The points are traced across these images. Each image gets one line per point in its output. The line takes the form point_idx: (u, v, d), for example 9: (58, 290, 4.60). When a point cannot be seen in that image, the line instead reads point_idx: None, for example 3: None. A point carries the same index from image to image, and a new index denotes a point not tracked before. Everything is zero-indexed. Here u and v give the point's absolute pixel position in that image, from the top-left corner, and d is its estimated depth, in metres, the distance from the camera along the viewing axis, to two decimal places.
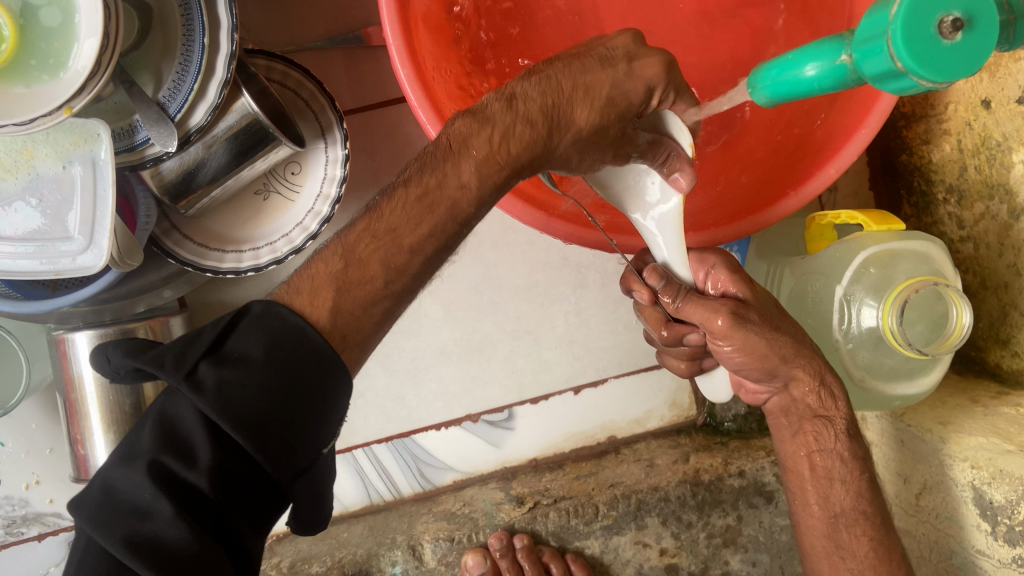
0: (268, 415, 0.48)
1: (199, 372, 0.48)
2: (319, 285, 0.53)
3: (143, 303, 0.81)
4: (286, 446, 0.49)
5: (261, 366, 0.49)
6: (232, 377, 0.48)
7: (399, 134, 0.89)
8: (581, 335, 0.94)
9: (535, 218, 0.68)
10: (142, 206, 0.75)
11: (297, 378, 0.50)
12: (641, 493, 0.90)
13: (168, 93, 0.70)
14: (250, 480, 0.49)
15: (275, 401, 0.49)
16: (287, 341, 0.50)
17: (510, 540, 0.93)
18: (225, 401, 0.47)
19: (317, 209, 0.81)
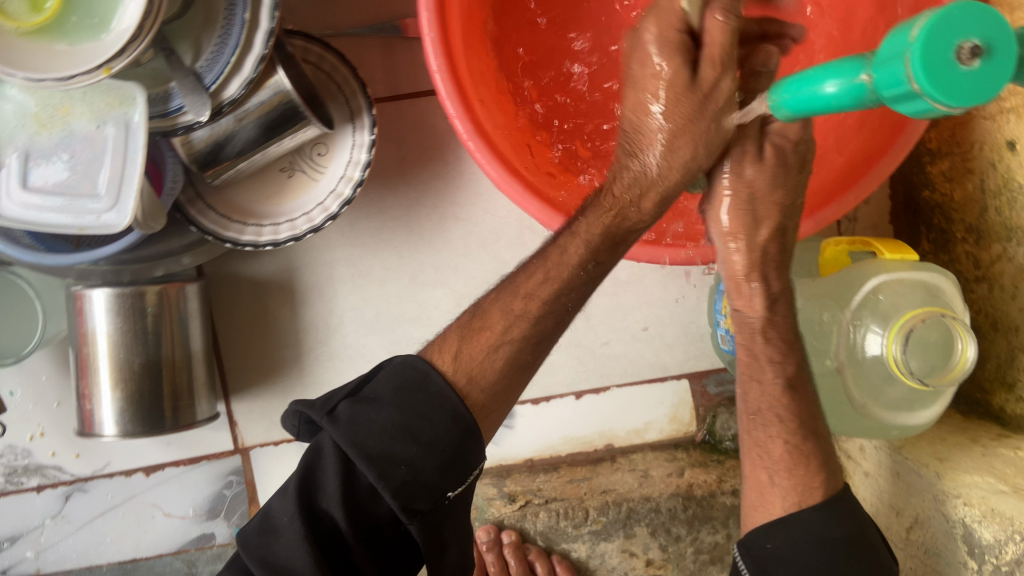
0: (391, 451, 0.54)
1: (340, 410, 0.57)
2: (448, 343, 0.61)
3: (161, 267, 0.82)
4: (405, 482, 0.54)
5: (389, 404, 0.56)
6: (363, 413, 0.56)
7: (427, 125, 0.90)
8: (588, 341, 0.95)
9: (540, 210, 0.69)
10: (170, 171, 0.76)
11: (417, 419, 0.56)
12: (632, 502, 0.91)
13: (206, 64, 0.72)
14: (381, 514, 0.55)
15: (400, 436, 0.55)
16: (413, 383, 0.58)
17: (498, 535, 0.96)
18: (357, 430, 0.55)
19: (339, 191, 0.82)
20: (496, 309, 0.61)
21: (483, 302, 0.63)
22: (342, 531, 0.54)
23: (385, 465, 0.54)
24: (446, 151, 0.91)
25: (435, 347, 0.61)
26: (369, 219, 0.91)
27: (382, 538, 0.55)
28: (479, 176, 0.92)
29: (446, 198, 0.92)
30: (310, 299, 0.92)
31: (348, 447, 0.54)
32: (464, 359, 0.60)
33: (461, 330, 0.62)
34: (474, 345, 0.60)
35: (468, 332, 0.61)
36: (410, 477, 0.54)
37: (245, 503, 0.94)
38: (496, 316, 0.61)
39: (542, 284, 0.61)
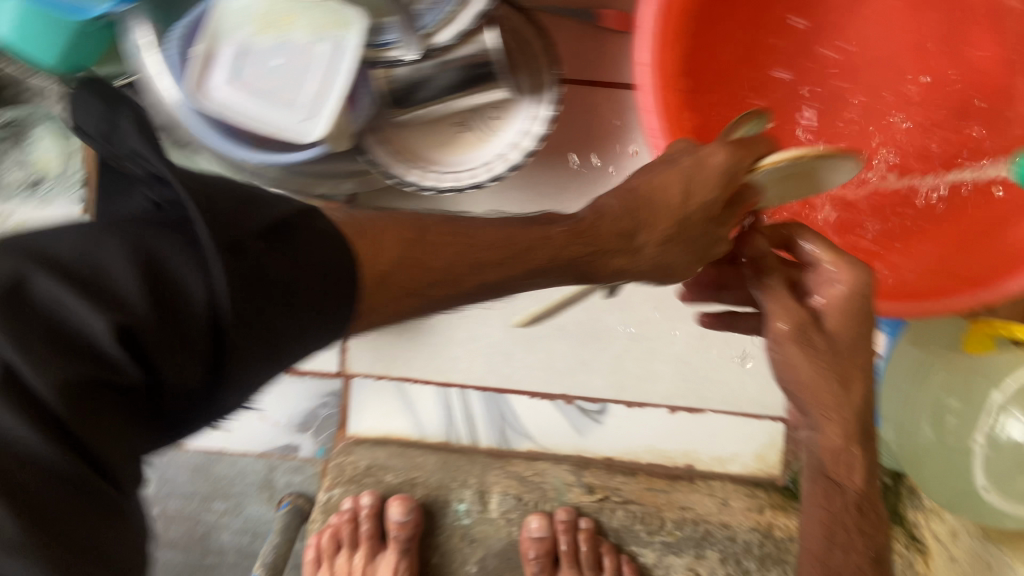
0: (263, 302, 0.37)
1: (248, 242, 0.38)
2: (386, 235, 0.50)
3: (322, 188, 0.86)
4: (241, 346, 0.37)
5: (316, 265, 0.41)
6: (103, 263, 0.35)
7: (597, 114, 0.92)
8: (696, 359, 0.96)
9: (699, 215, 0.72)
10: (363, 99, 0.77)
11: (294, 280, 0.39)
12: (709, 524, 0.95)
13: (426, 7, 0.75)
14: (100, 443, 0.34)
15: (266, 255, 0.39)
16: (328, 246, 0.42)
17: (575, 519, 0.98)
18: (253, 278, 0.37)
19: (508, 156, 0.83)
20: (442, 257, 0.53)
21: (432, 228, 0.55)
22: (102, 355, 0.33)
23: (219, 300, 0.36)
24: (609, 143, 0.93)
25: (355, 229, 0.48)
26: (519, 190, 0.94)
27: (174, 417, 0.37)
28: (634, 175, 0.93)
29: (597, 189, 0.94)
30: None
31: (52, 264, 0.34)
32: (397, 271, 0.49)
33: (402, 239, 0.51)
34: (408, 272, 0.50)
35: (417, 252, 0.51)
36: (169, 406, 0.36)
37: (334, 426, 0.98)
38: (386, 226, 0.51)
39: (463, 264, 0.54)
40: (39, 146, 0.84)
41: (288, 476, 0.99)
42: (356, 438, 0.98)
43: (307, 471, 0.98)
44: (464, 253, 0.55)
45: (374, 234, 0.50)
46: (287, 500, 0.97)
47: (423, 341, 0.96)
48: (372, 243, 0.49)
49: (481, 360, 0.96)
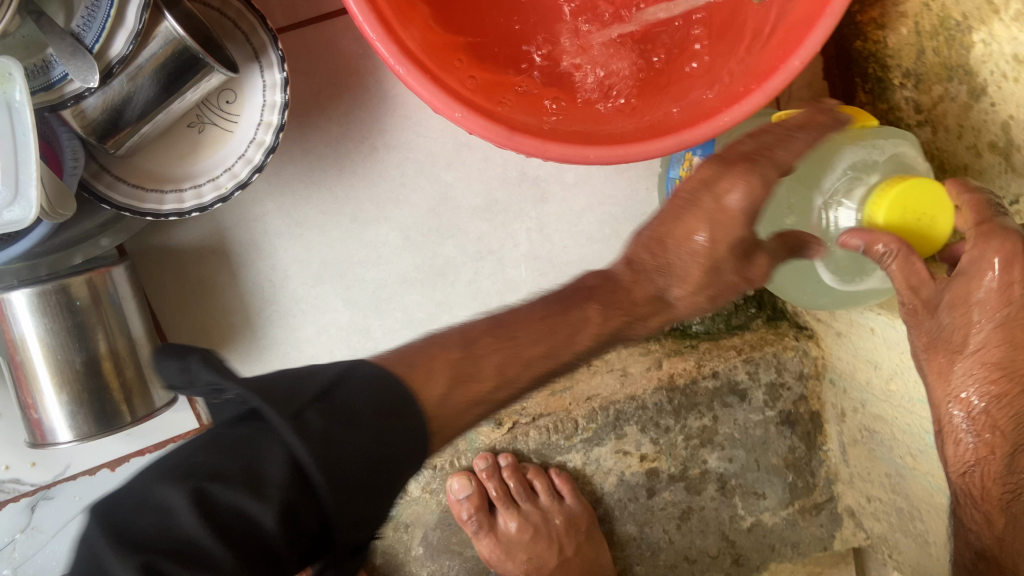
0: (362, 480, 0.46)
1: (305, 414, 0.45)
2: (436, 369, 0.55)
3: (81, 254, 0.76)
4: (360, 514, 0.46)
5: (366, 432, 0.47)
6: (336, 430, 0.46)
7: (336, 50, 0.82)
8: (545, 251, 0.94)
9: (451, 108, 0.62)
10: (66, 149, 0.69)
11: (391, 450, 0.48)
12: (618, 403, 0.84)
13: (82, 24, 0.64)
14: (355, 454, 0.45)
15: (367, 397, 0.49)
16: (337, 416, 0.46)
17: (495, 460, 0.85)
18: (327, 450, 0.44)
19: (260, 139, 0.76)
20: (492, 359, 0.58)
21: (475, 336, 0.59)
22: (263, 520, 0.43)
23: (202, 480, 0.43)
24: (365, 76, 0.84)
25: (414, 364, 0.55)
26: (296, 163, 0.85)
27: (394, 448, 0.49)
28: (404, 98, 0.86)
29: (372, 126, 0.86)
30: (248, 259, 0.86)
31: (165, 471, 0.44)
32: (451, 408, 0.54)
33: (455, 358, 0.57)
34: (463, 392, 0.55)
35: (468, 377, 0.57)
36: (357, 427, 0.47)
37: None
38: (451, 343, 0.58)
39: None
40: None
41: None
42: None
43: None
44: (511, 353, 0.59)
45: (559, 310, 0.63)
46: None
47: (273, 354, 0.90)
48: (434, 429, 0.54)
49: (341, 346, 0.92)
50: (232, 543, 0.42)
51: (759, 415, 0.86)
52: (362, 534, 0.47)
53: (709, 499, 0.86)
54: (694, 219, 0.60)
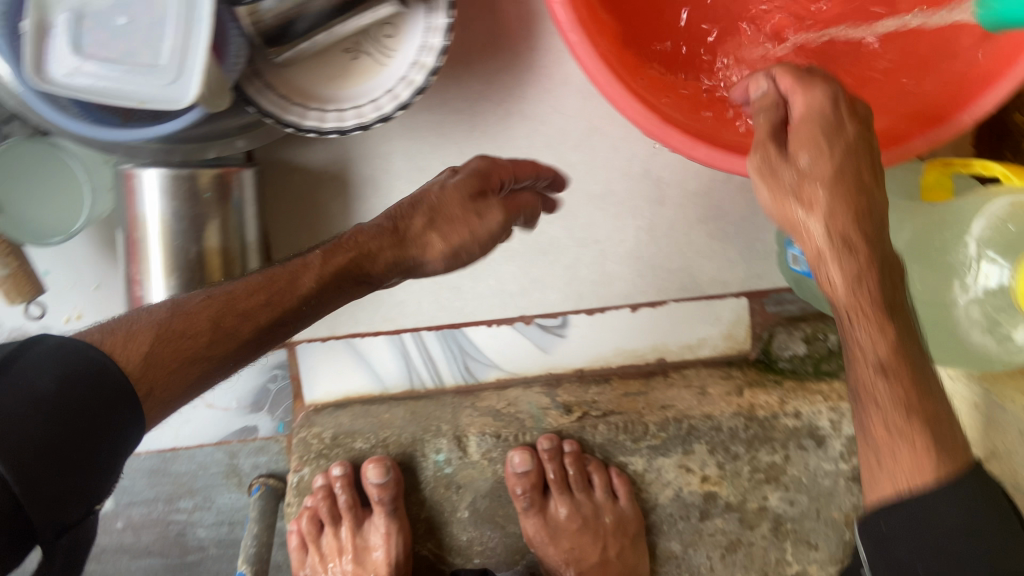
0: (43, 457, 0.49)
1: None
2: (136, 333, 0.56)
3: (214, 150, 0.76)
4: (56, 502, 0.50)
5: (46, 406, 0.50)
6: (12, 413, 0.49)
7: (497, 9, 0.83)
8: (649, 253, 0.92)
9: (611, 84, 0.63)
10: (232, 46, 0.68)
11: (79, 429, 0.51)
12: (693, 419, 0.82)
13: None
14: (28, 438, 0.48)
15: (81, 382, 0.52)
16: (36, 403, 0.49)
17: (559, 444, 0.84)
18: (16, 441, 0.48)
19: (411, 78, 0.76)
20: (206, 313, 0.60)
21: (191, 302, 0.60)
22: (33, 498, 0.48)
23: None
24: (518, 40, 0.84)
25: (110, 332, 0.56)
26: (430, 110, 0.86)
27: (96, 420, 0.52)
28: (550, 70, 0.86)
29: (511, 91, 0.86)
30: (364, 193, 0.87)
31: None
32: (153, 366, 0.56)
33: (159, 330, 0.58)
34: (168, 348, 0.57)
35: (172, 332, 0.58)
36: (43, 414, 0.50)
37: (289, 399, 0.92)
38: (208, 307, 0.60)
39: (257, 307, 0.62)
40: None
41: (251, 459, 0.93)
42: (315, 406, 0.92)
43: (271, 449, 0.93)
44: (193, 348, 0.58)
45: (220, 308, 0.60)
46: (256, 484, 0.91)
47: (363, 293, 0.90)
48: (150, 368, 0.56)
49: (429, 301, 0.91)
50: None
51: (832, 465, 0.84)
52: (73, 514, 0.52)
53: (760, 536, 0.85)
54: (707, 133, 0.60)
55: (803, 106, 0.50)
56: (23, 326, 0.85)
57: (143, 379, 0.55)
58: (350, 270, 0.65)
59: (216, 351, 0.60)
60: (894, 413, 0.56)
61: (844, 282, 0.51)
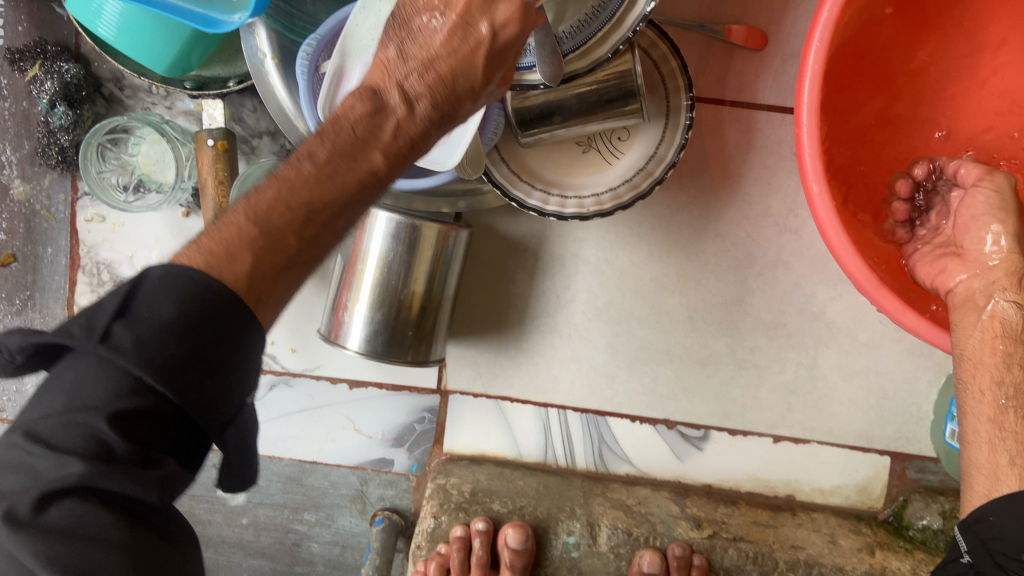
0: (182, 373, 0.45)
1: (113, 334, 0.44)
2: (237, 245, 0.47)
3: (438, 206, 0.84)
4: (212, 399, 0.47)
5: (176, 324, 0.45)
6: (147, 335, 0.44)
7: (717, 134, 0.88)
8: (804, 389, 0.93)
9: (839, 235, 0.67)
10: (493, 122, 0.76)
11: (218, 331, 0.46)
12: (824, 567, 0.88)
13: (569, 31, 0.68)
14: (172, 358, 0.44)
15: (199, 294, 0.45)
16: (195, 303, 0.45)
17: (690, 555, 0.89)
18: (146, 356, 0.44)
19: (635, 183, 0.81)
20: (287, 225, 0.48)
21: (284, 187, 0.49)
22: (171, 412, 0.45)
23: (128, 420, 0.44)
24: (730, 166, 0.89)
25: (206, 238, 0.48)
26: (631, 210, 0.90)
27: (226, 326, 0.46)
28: (753, 200, 0.90)
29: (711, 210, 0.90)
30: (549, 270, 0.92)
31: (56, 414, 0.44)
32: (263, 274, 0.47)
33: (252, 239, 0.47)
34: (230, 239, 0.47)
35: (264, 217, 0.48)
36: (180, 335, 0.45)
37: (430, 442, 0.95)
38: (275, 191, 0.49)
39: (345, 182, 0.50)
40: (141, 148, 0.83)
41: (379, 491, 0.96)
42: (451, 454, 0.96)
43: (400, 485, 0.96)
44: (289, 198, 0.48)
45: (310, 177, 0.49)
46: (380, 516, 0.95)
47: (524, 360, 0.94)
48: (227, 260, 0.47)
49: (583, 383, 0.94)
50: (107, 492, 0.43)
51: None
52: (226, 411, 0.48)
53: None
54: (960, 267, 0.69)
55: (989, 194, 0.70)
56: None
57: (251, 285, 0.47)
58: (354, 157, 0.51)
59: (307, 246, 0.49)
60: (1011, 467, 0.59)
61: (991, 374, 0.62)
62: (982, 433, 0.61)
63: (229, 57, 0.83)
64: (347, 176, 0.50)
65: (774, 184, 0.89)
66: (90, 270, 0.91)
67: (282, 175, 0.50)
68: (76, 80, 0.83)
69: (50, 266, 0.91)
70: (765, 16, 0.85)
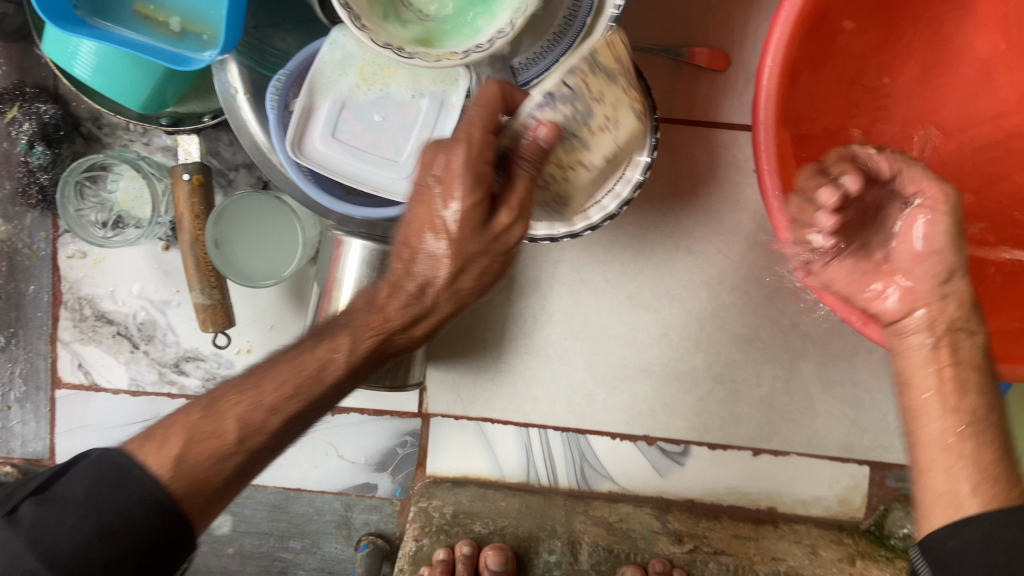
0: (109, 528, 0.56)
1: (20, 509, 0.56)
2: (170, 435, 0.60)
3: None
4: (144, 545, 0.57)
5: (80, 503, 0.56)
6: (49, 516, 0.56)
7: (685, 153, 0.90)
8: (781, 402, 0.94)
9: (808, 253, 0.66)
10: None
11: (111, 511, 0.56)
12: None
13: (524, 62, 0.74)
14: (66, 530, 0.55)
15: (110, 482, 0.57)
16: (105, 485, 0.57)
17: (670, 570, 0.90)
18: (40, 535, 0.55)
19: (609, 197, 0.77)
20: (235, 414, 0.61)
21: (222, 397, 0.62)
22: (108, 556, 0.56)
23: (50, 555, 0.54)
24: (698, 184, 0.90)
25: (150, 436, 0.60)
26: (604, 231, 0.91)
27: (141, 526, 0.57)
28: (723, 216, 0.91)
29: (682, 228, 0.91)
30: (525, 291, 0.93)
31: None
32: (190, 463, 0.59)
33: (223, 450, 0.60)
34: (201, 450, 0.59)
35: (194, 435, 0.60)
36: (92, 546, 0.55)
37: (412, 465, 0.96)
38: (253, 386, 0.62)
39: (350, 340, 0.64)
40: (119, 184, 0.85)
41: (364, 515, 0.98)
42: (435, 477, 0.96)
43: (384, 510, 0.97)
44: (222, 446, 0.60)
45: (268, 394, 0.62)
46: (365, 541, 0.96)
47: (503, 382, 0.94)
48: (189, 488, 0.58)
49: (562, 403, 0.95)
50: None
51: None
52: (171, 553, 0.58)
53: None
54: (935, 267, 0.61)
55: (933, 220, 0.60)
56: (199, 349, 0.93)
57: (185, 490, 0.58)
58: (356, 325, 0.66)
59: (247, 445, 0.61)
60: (973, 495, 0.54)
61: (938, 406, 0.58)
62: (936, 461, 0.57)
63: (202, 93, 0.85)
64: (318, 375, 0.63)
65: (743, 200, 0.90)
66: (72, 306, 0.92)
67: (237, 388, 0.62)
68: (54, 121, 0.85)
69: (33, 303, 0.93)
70: (727, 38, 0.87)
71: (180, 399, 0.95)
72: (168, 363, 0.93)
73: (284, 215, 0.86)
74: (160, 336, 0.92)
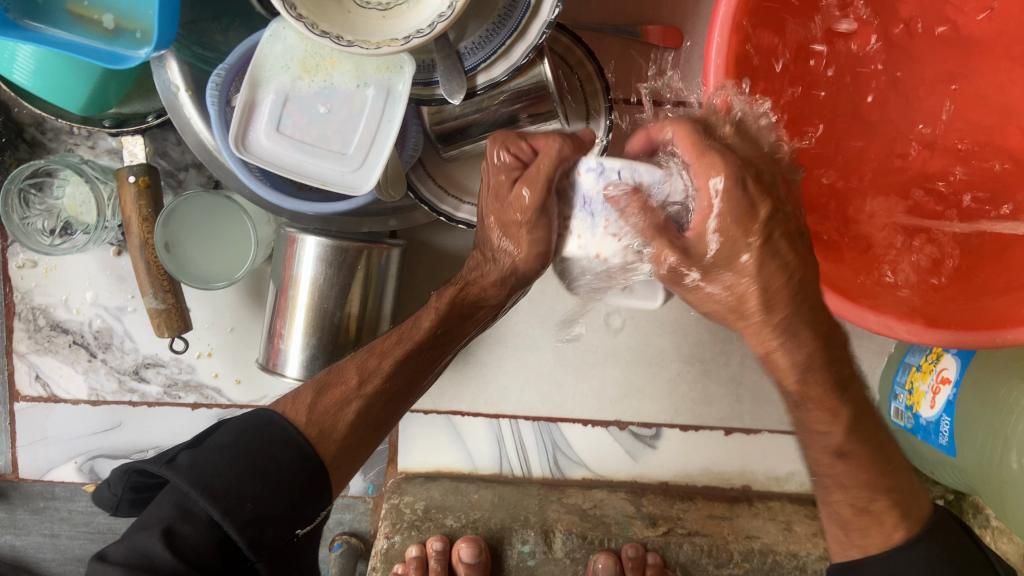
0: (237, 484, 0.62)
1: (177, 459, 0.63)
2: (302, 392, 0.69)
3: (369, 225, 0.83)
4: (264, 513, 0.62)
5: (231, 448, 0.64)
6: (203, 458, 0.63)
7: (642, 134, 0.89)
8: (751, 380, 0.94)
9: None
10: (412, 139, 0.77)
11: (263, 459, 0.64)
12: (778, 555, 0.90)
13: (470, 47, 0.72)
14: (221, 470, 0.62)
15: (247, 436, 0.65)
16: (256, 431, 0.66)
17: (644, 554, 0.92)
18: (196, 472, 0.62)
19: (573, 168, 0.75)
20: (333, 400, 0.68)
21: (369, 363, 0.70)
22: (214, 519, 0.61)
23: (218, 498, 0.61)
24: None
25: (287, 398, 0.69)
26: None
27: (276, 470, 0.63)
28: None
29: None
30: None
31: (143, 521, 0.62)
32: (319, 411, 0.67)
33: (349, 393, 0.68)
34: (330, 398, 0.68)
35: (326, 384, 0.69)
36: (244, 481, 0.62)
37: (384, 462, 0.95)
38: (358, 364, 0.69)
39: (419, 322, 0.71)
40: (65, 190, 0.84)
41: (337, 515, 0.97)
42: (407, 473, 0.95)
43: (357, 509, 0.96)
44: (346, 397, 0.68)
45: (367, 364, 0.70)
46: (339, 541, 0.96)
47: (472, 373, 0.93)
48: (319, 434, 0.67)
49: (531, 391, 0.94)
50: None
51: None
52: (289, 528, 0.64)
53: None
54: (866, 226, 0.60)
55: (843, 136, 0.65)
56: (158, 354, 0.91)
57: (320, 431, 0.67)
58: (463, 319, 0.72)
59: (366, 389, 0.69)
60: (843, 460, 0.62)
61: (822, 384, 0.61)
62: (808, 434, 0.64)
63: (147, 93, 0.83)
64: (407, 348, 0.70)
65: None
66: (26, 317, 0.90)
67: (373, 347, 0.70)
68: None
69: None
70: (677, 14, 0.86)
71: (143, 406, 0.93)
72: (127, 370, 0.92)
73: (236, 212, 0.84)
74: (118, 343, 0.91)
